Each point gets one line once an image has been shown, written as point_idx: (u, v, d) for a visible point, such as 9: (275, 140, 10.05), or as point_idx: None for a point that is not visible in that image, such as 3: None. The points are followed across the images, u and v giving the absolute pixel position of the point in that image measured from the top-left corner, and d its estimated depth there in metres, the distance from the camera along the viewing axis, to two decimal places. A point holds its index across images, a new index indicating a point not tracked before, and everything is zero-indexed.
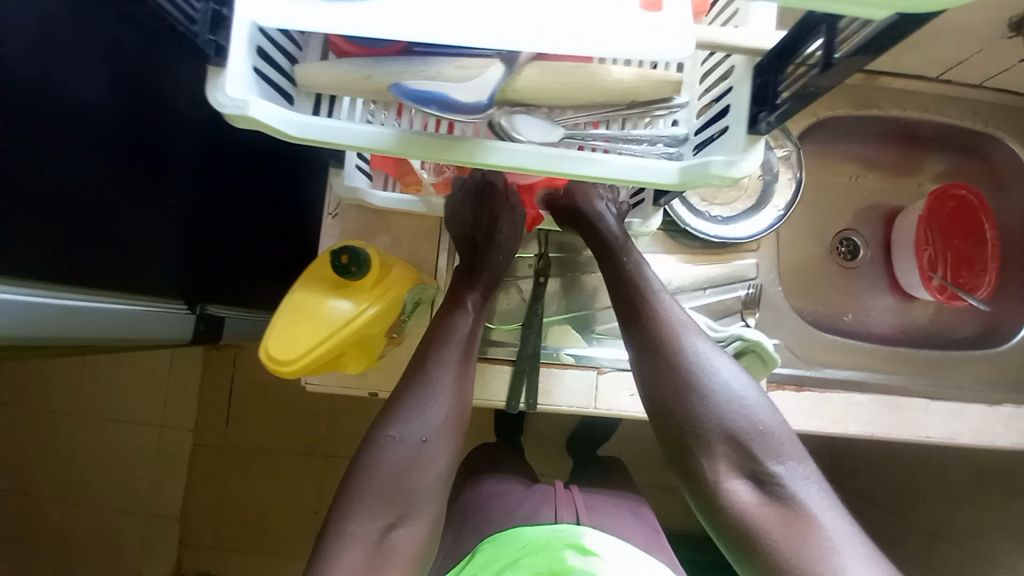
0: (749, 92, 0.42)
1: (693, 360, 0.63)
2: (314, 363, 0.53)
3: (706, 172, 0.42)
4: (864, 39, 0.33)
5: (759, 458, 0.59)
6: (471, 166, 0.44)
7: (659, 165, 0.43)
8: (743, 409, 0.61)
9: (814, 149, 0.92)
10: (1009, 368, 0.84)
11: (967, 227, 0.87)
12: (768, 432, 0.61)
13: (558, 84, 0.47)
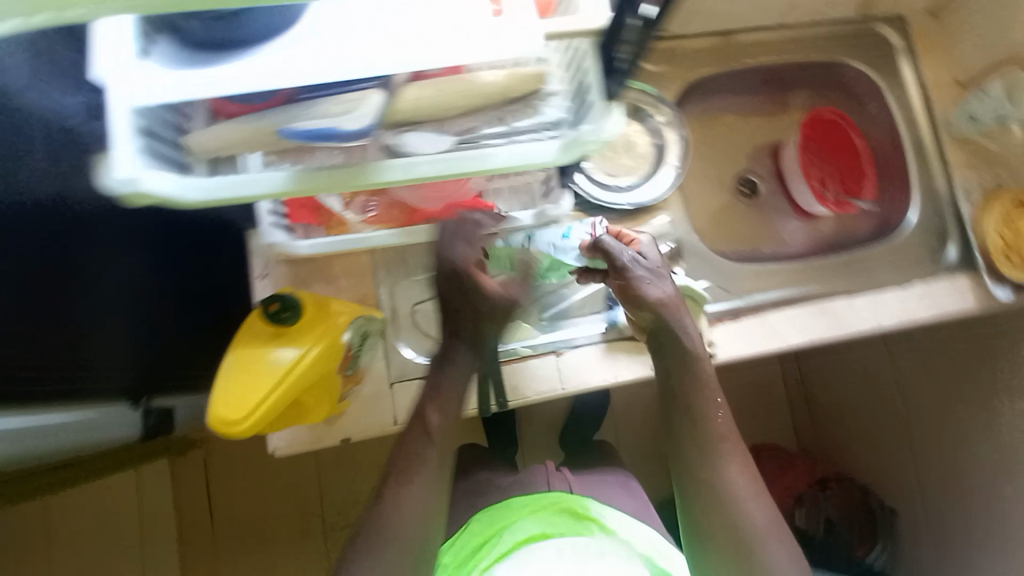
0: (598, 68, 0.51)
1: (714, 433, 0.73)
2: (263, 416, 0.54)
3: (580, 142, 0.48)
4: None
5: (743, 529, 0.68)
6: (372, 187, 0.49)
7: (541, 145, 0.49)
8: (741, 488, 0.70)
9: (695, 107, 1.00)
10: (915, 251, 0.93)
11: (839, 144, 0.97)
12: (756, 519, 0.69)
13: (438, 96, 0.51)
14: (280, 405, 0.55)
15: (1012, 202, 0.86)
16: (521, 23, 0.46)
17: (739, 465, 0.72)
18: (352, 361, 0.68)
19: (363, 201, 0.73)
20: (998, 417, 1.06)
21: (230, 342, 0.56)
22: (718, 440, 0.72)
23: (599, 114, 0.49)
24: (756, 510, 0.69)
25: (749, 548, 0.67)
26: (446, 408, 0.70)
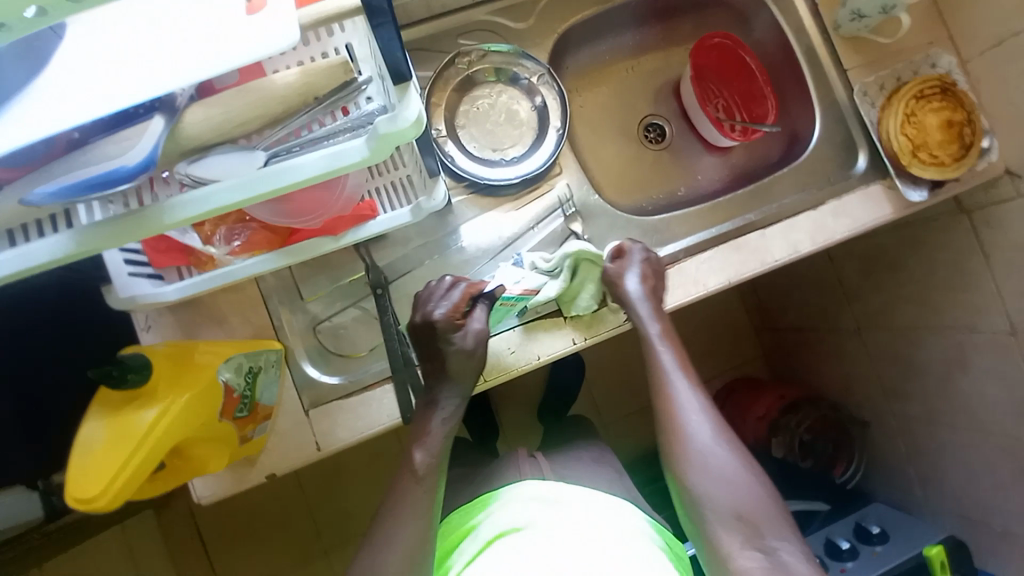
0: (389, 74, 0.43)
1: (676, 389, 0.71)
2: (130, 481, 0.52)
3: (380, 136, 0.43)
4: None
5: (721, 479, 0.64)
6: (169, 228, 0.45)
7: (347, 146, 0.44)
8: (708, 437, 0.67)
9: (578, 61, 0.98)
10: (827, 165, 0.90)
11: (736, 67, 0.95)
12: (728, 468, 0.65)
13: (231, 110, 0.47)
14: (147, 466, 0.53)
15: (912, 96, 0.83)
16: (280, 19, 0.41)
17: (703, 413, 0.69)
18: (244, 403, 0.64)
19: (225, 234, 0.70)
20: (940, 311, 1.07)
21: (86, 412, 0.53)
22: (677, 392, 0.71)
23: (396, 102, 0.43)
24: (730, 459, 0.65)
25: (737, 504, 0.63)
26: (433, 447, 0.67)
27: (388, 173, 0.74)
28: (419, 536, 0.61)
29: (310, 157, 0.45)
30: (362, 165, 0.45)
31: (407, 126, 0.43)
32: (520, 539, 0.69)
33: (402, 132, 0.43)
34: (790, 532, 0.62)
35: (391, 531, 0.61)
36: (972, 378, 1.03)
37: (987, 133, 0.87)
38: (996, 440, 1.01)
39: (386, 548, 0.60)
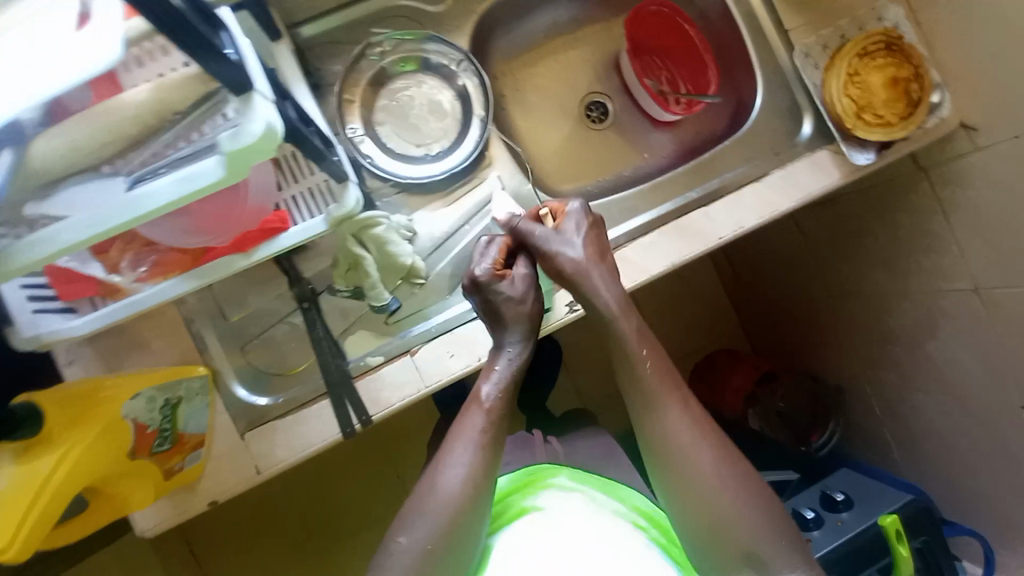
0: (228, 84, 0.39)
1: (665, 406, 0.64)
2: (38, 534, 0.51)
3: (226, 156, 0.40)
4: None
5: (720, 515, 0.59)
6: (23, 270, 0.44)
7: (199, 168, 0.43)
8: (707, 467, 0.61)
9: (508, 43, 0.93)
10: (775, 133, 0.86)
11: (676, 36, 0.92)
12: (728, 499, 0.60)
13: (84, 137, 0.43)
14: (49, 519, 0.52)
15: (854, 55, 0.78)
16: (108, 31, 0.38)
17: (696, 435, 0.63)
18: (163, 437, 0.63)
19: (133, 259, 0.65)
20: (904, 275, 1.00)
21: None
22: (665, 411, 0.64)
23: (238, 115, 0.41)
24: (722, 476, 0.61)
25: (744, 541, 0.59)
26: (501, 383, 0.65)
27: (305, 179, 0.71)
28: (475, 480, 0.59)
29: (161, 186, 0.44)
30: (220, 185, 0.44)
31: (253, 141, 0.40)
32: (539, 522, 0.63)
33: (246, 149, 0.40)
34: (797, 559, 0.58)
35: (414, 519, 0.57)
36: (940, 341, 0.97)
37: (939, 88, 0.83)
38: (965, 402, 0.96)
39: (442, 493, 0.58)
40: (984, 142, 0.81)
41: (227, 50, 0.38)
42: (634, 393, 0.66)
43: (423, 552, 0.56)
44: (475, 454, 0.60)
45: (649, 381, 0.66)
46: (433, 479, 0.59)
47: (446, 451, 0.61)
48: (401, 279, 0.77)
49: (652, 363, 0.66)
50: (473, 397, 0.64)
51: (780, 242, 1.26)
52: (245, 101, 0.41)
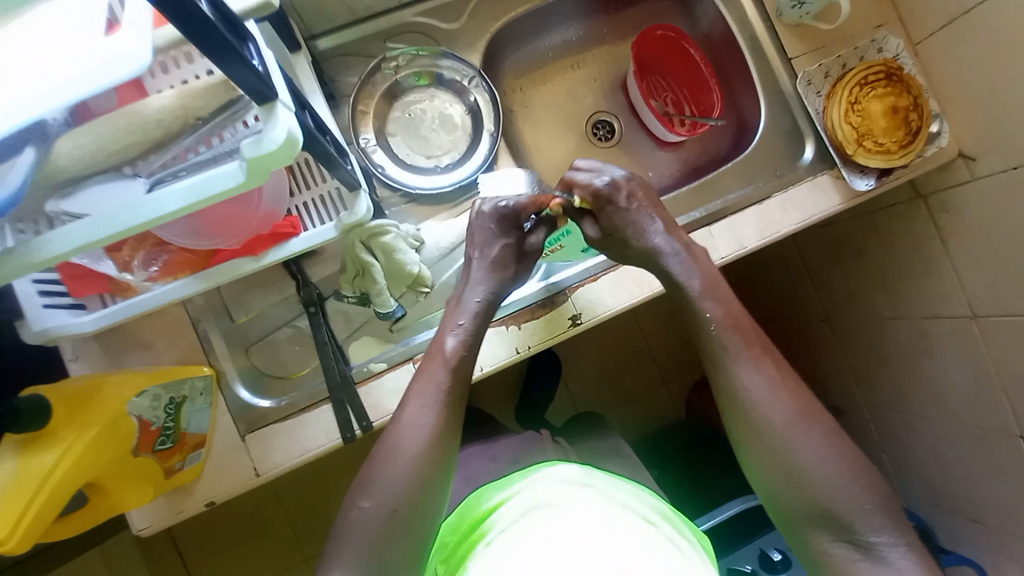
0: (250, 89, 0.40)
1: (736, 362, 0.61)
2: (38, 529, 0.51)
3: (247, 164, 0.42)
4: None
5: (801, 469, 0.56)
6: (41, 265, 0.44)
7: (218, 172, 0.44)
8: (781, 419, 0.58)
9: (518, 61, 0.96)
10: (777, 155, 0.88)
11: (681, 59, 0.94)
12: (806, 453, 0.56)
13: (107, 139, 0.45)
14: (49, 511, 0.52)
15: (855, 84, 0.81)
16: (133, 40, 0.40)
17: (770, 391, 0.59)
18: (166, 435, 0.64)
19: (145, 258, 0.67)
20: (901, 298, 1.00)
21: None
22: (737, 365, 0.61)
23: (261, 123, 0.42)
24: (805, 432, 0.57)
25: (819, 497, 0.55)
26: (464, 332, 0.67)
27: (317, 186, 0.73)
28: (437, 436, 0.60)
29: (177, 189, 0.45)
30: (238, 190, 0.45)
31: (275, 149, 0.41)
32: (538, 517, 0.57)
33: (268, 155, 0.41)
34: (885, 518, 0.54)
35: (388, 471, 0.57)
36: (936, 364, 0.97)
37: (937, 118, 0.85)
38: (963, 426, 0.96)
39: (404, 450, 0.58)
40: (982, 171, 0.82)
41: (252, 59, 0.40)
42: (705, 355, 0.64)
43: (388, 514, 0.55)
44: (434, 411, 0.61)
45: (720, 337, 0.63)
46: (393, 434, 0.60)
47: (404, 409, 0.62)
48: (407, 287, 0.77)
49: (717, 318, 0.63)
50: (438, 348, 0.66)
51: (780, 263, 1.28)
52: (267, 110, 0.42)
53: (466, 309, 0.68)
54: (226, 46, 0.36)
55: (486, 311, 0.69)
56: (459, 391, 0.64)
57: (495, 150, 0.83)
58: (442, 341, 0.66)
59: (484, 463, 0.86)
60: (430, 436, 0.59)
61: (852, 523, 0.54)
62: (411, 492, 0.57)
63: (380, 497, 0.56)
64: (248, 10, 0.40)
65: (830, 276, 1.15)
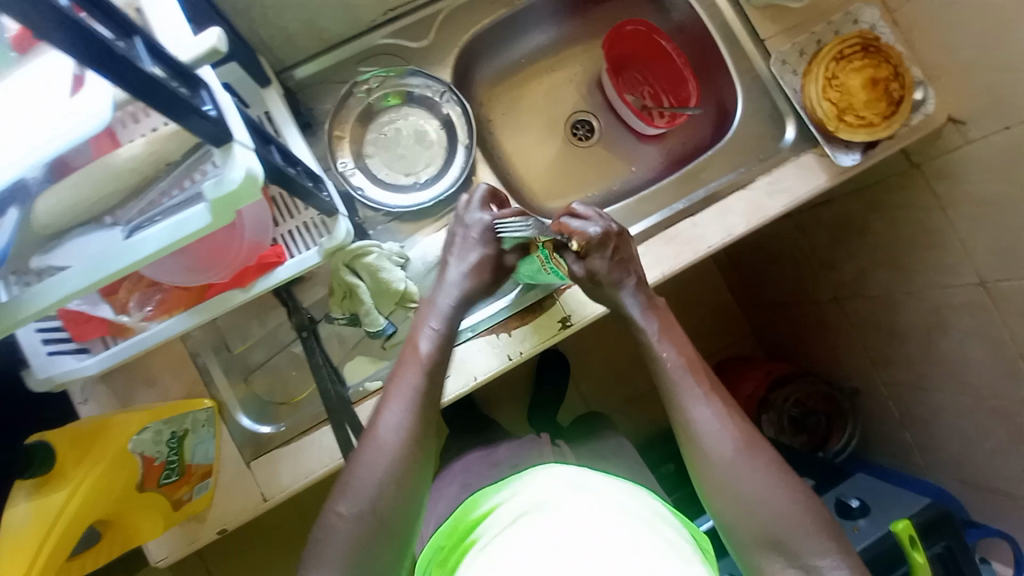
0: (207, 134, 0.42)
1: (689, 397, 0.66)
2: (50, 566, 0.54)
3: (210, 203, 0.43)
4: (106, 58, 0.33)
5: (749, 499, 0.59)
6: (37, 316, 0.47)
7: (187, 214, 0.46)
8: (729, 452, 0.62)
9: (492, 70, 0.96)
10: (759, 139, 0.87)
11: (655, 53, 0.94)
12: (754, 486, 0.60)
13: (86, 192, 0.46)
14: (62, 550, 0.54)
15: (832, 59, 0.79)
16: (97, 98, 0.42)
17: (719, 424, 0.64)
18: (171, 468, 0.65)
19: (140, 299, 0.69)
20: (911, 272, 0.95)
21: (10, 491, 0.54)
22: (689, 401, 0.66)
23: (220, 163, 0.44)
24: (754, 467, 0.60)
25: (770, 524, 0.58)
26: (434, 335, 0.70)
27: (300, 214, 0.74)
28: (412, 435, 0.62)
29: (153, 232, 0.46)
30: (208, 229, 0.47)
31: (236, 187, 0.43)
32: (526, 523, 0.57)
33: (230, 194, 0.43)
34: (829, 540, 0.56)
35: (380, 479, 0.58)
36: (952, 339, 0.93)
37: (922, 85, 0.83)
38: (984, 401, 0.92)
39: (381, 446, 0.60)
40: (978, 134, 0.78)
41: (206, 107, 0.41)
42: (661, 386, 0.69)
43: (361, 513, 0.57)
44: (408, 410, 0.63)
45: (672, 374, 0.68)
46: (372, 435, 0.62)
47: (383, 408, 0.64)
48: (396, 304, 0.78)
49: (672, 358, 0.69)
50: (410, 351, 0.69)
51: (778, 244, 1.25)
52: (225, 150, 0.44)
53: (437, 314, 0.71)
54: (177, 97, 0.38)
55: (455, 319, 0.72)
56: (433, 390, 0.66)
57: (471, 161, 0.84)
58: (415, 344, 0.69)
59: (490, 469, 0.87)
60: (407, 435, 0.61)
61: (799, 551, 0.56)
62: (391, 491, 0.59)
63: (356, 499, 0.57)
64: (197, 58, 0.41)
65: (830, 255, 1.12)
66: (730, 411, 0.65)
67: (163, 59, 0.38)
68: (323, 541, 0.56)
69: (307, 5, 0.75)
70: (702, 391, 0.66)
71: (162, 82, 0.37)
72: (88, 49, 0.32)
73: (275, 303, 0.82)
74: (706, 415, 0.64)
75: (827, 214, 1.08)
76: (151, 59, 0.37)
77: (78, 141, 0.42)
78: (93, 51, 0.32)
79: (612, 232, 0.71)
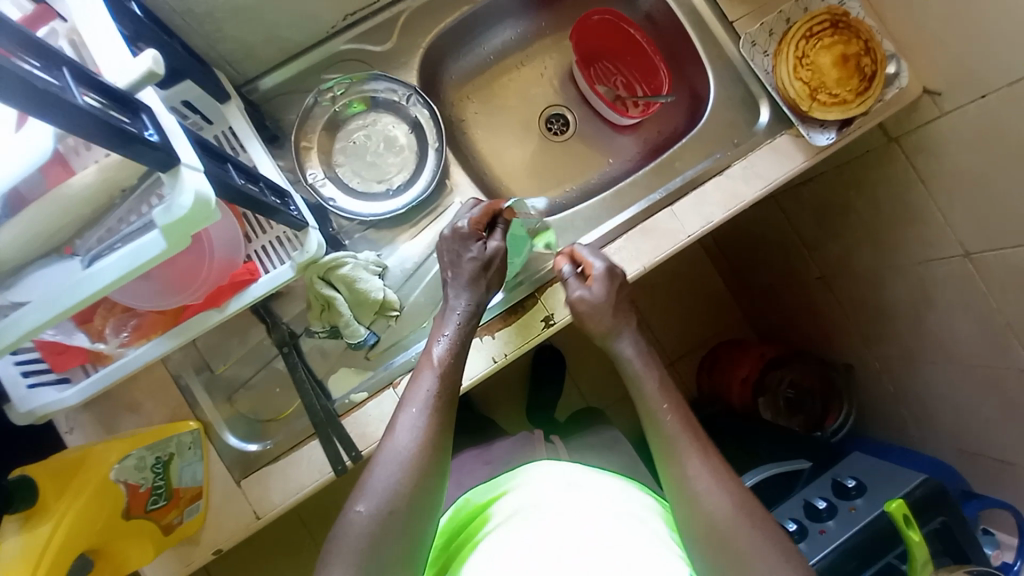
0: (155, 161, 0.42)
1: (684, 449, 0.65)
2: None
3: (161, 229, 0.43)
4: (39, 98, 0.33)
5: (745, 556, 0.56)
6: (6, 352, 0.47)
7: (143, 241, 0.45)
8: (725, 507, 0.59)
9: (461, 69, 0.95)
10: (733, 123, 0.86)
11: (624, 42, 0.94)
12: (752, 545, 0.57)
13: (37, 226, 0.46)
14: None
15: (801, 38, 0.78)
16: (39, 129, 0.42)
17: (713, 482, 0.61)
18: (158, 493, 0.65)
19: (116, 325, 0.68)
20: (893, 247, 0.95)
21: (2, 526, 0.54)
22: (685, 456, 0.64)
23: (169, 189, 0.44)
24: (742, 528, 0.58)
25: None
26: (452, 338, 0.70)
27: (271, 229, 0.74)
28: (429, 440, 0.60)
29: (108, 262, 0.46)
30: (167, 254, 0.46)
31: (186, 213, 0.43)
32: (517, 523, 0.57)
33: (182, 219, 0.43)
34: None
35: (381, 481, 0.57)
36: (939, 310, 0.92)
37: (894, 58, 0.82)
38: (975, 371, 0.91)
39: (398, 449, 0.59)
40: (950, 106, 0.78)
41: (148, 133, 0.41)
42: (655, 438, 0.68)
43: (381, 515, 0.55)
44: (427, 415, 0.62)
45: (668, 427, 0.67)
46: (388, 442, 0.60)
47: (399, 414, 0.63)
48: (375, 313, 0.78)
49: (669, 411, 0.69)
50: (425, 358, 0.68)
51: (762, 224, 1.24)
52: (174, 175, 0.44)
53: (451, 320, 0.71)
54: (119, 129, 0.38)
55: (468, 323, 0.72)
56: (448, 394, 0.65)
57: (443, 164, 0.84)
58: (429, 351, 0.69)
59: (483, 471, 0.87)
60: (425, 440, 0.60)
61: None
62: (409, 492, 0.57)
63: (375, 500, 0.56)
64: (134, 83, 0.41)
65: (814, 234, 1.11)
66: (725, 473, 0.63)
67: (97, 89, 0.38)
68: (340, 539, 0.54)
69: (264, 15, 0.74)
70: (694, 450, 0.64)
71: (101, 115, 0.36)
72: (19, 91, 0.32)
73: (255, 321, 0.82)
74: (697, 474, 0.62)
75: (808, 194, 1.07)
76: (82, 90, 0.37)
77: (23, 175, 0.42)
78: (25, 92, 0.32)
79: (617, 269, 0.75)
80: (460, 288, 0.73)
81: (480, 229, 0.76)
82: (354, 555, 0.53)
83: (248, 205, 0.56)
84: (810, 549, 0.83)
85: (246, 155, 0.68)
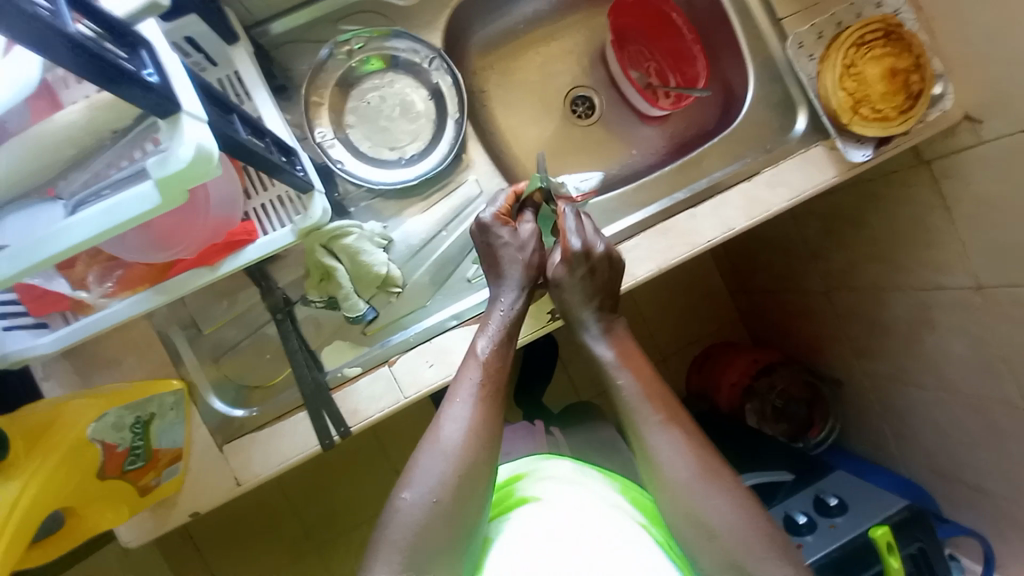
0: (151, 105, 0.37)
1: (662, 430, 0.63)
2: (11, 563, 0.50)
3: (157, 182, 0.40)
4: (28, 23, 0.29)
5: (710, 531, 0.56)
6: None
7: (131, 194, 0.41)
8: (687, 485, 0.59)
9: (485, 37, 0.90)
10: (766, 126, 0.82)
11: (663, 26, 0.89)
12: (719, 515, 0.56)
13: (17, 161, 0.41)
14: (21, 542, 0.51)
15: (850, 45, 0.74)
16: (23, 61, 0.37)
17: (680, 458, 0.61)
18: (136, 454, 0.62)
19: (100, 274, 0.63)
20: (903, 270, 0.93)
21: None
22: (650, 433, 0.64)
23: (166, 138, 0.40)
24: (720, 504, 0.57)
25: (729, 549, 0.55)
26: (495, 334, 0.68)
27: (272, 188, 0.70)
28: (475, 431, 0.60)
29: (90, 214, 0.42)
30: (157, 211, 0.42)
31: (184, 166, 0.39)
32: (534, 512, 0.55)
33: (177, 174, 0.39)
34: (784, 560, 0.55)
35: (422, 476, 0.56)
36: (938, 337, 0.92)
37: (941, 78, 0.77)
38: (965, 399, 0.92)
39: (445, 444, 0.58)
40: (988, 135, 0.75)
41: (146, 72, 0.37)
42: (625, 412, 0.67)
43: (429, 504, 0.54)
44: (475, 406, 0.61)
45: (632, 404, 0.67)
46: (434, 432, 0.60)
47: (447, 405, 0.62)
48: (376, 288, 0.75)
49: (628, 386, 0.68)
50: (470, 352, 0.66)
51: (772, 232, 1.22)
52: (172, 123, 0.39)
53: (507, 302, 0.70)
54: (114, 65, 0.33)
55: (513, 323, 0.69)
56: (494, 387, 0.64)
57: (461, 137, 0.79)
58: (473, 343, 0.67)
59: None
60: (471, 434, 0.59)
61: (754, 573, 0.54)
62: (456, 482, 0.56)
63: (422, 488, 0.55)
64: (135, 12, 0.39)
65: (825, 249, 1.09)
66: (694, 446, 0.62)
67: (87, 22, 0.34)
68: (387, 526, 0.54)
69: None
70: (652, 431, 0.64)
71: (92, 47, 0.32)
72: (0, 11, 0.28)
73: (246, 283, 0.77)
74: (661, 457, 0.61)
75: (828, 208, 1.04)
76: (75, 17, 0.33)
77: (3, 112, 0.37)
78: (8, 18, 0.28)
79: (594, 252, 0.71)
80: (513, 277, 0.71)
81: (504, 215, 0.74)
82: (404, 542, 0.53)
83: (251, 159, 0.52)
84: (817, 542, 0.86)
85: (251, 105, 0.64)
